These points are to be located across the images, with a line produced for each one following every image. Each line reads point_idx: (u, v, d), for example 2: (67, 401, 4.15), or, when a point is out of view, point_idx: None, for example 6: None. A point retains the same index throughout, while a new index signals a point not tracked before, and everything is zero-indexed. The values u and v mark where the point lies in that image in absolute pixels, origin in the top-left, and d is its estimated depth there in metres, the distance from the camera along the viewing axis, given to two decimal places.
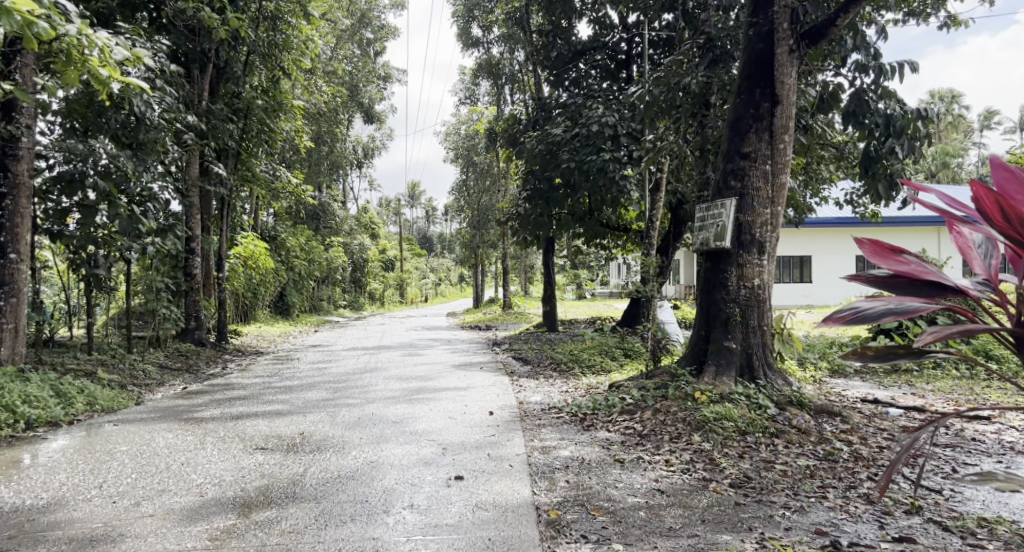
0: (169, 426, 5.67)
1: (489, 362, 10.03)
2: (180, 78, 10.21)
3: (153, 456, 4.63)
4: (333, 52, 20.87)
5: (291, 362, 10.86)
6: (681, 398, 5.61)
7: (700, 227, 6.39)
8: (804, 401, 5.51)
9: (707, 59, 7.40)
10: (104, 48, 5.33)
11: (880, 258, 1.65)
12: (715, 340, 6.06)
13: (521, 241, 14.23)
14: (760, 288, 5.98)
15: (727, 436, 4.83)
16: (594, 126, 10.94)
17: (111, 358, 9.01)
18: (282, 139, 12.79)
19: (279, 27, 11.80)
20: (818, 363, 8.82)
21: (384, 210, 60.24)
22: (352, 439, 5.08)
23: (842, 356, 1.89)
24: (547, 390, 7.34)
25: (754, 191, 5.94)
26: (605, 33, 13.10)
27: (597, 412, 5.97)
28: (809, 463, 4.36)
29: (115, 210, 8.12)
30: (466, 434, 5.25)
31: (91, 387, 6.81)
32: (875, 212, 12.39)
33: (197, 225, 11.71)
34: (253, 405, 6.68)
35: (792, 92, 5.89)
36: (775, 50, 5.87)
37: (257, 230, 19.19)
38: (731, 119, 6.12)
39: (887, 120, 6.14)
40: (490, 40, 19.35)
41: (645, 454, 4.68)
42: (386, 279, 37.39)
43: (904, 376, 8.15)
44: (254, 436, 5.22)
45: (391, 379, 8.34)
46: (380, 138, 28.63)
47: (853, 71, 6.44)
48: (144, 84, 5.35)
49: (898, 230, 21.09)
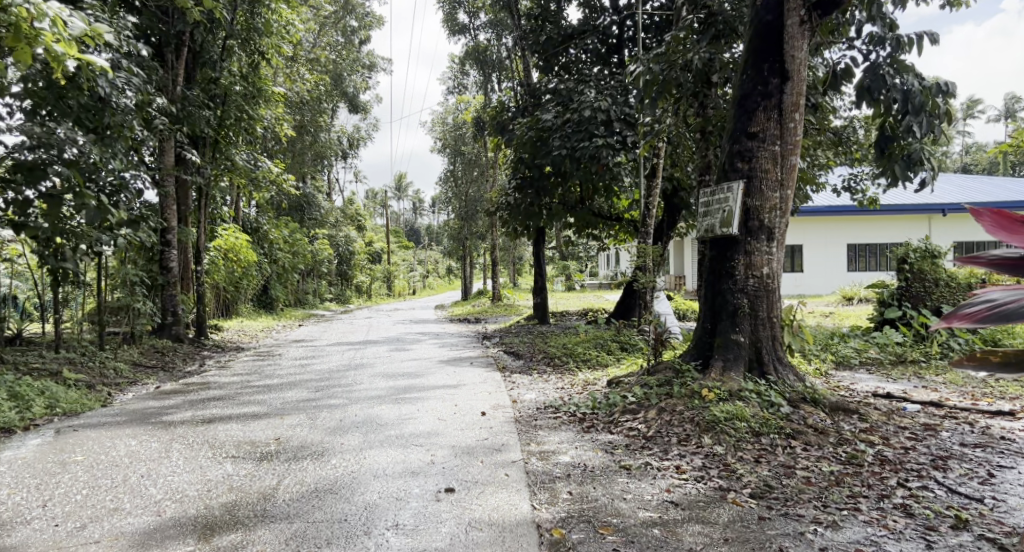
0: (134, 432, 5.19)
1: (480, 357, 9.61)
2: (151, 62, 9.68)
3: (110, 467, 4.16)
4: (316, 39, 20.25)
5: (274, 359, 10.43)
6: (687, 396, 5.23)
7: (704, 212, 5.96)
8: (819, 398, 5.16)
9: (708, 34, 6.99)
10: (59, 21, 4.81)
11: (1010, 234, 1.42)
12: (721, 334, 5.68)
13: (511, 231, 13.79)
14: (770, 277, 5.59)
15: (741, 438, 4.47)
16: (586, 110, 10.52)
17: (79, 356, 8.49)
18: (262, 127, 12.17)
19: (259, 11, 11.31)
20: (822, 355, 8.51)
21: (371, 201, 59.37)
22: (334, 445, 4.64)
23: (952, 363, 1.66)
24: (542, 387, 6.95)
25: (762, 173, 5.54)
26: (596, 16, 12.64)
27: (596, 411, 5.57)
28: (834, 468, 3.99)
29: (82, 201, 7.57)
30: (459, 437, 4.83)
31: (51, 389, 6.30)
32: (875, 199, 12.10)
33: (173, 216, 11.12)
34: (227, 406, 6.21)
35: (803, 67, 5.50)
36: (784, 22, 5.45)
37: (237, 222, 18.59)
38: (737, 96, 5.70)
39: (905, 96, 5.77)
40: (478, 26, 18.89)
41: (653, 460, 4.28)
42: (374, 271, 36.86)
43: (913, 369, 7.86)
44: (225, 443, 4.75)
45: (377, 376, 7.92)
46: (366, 128, 28.03)
47: (867, 44, 6.04)
48: (102, 61, 4.82)
49: (890, 218, 20.92)
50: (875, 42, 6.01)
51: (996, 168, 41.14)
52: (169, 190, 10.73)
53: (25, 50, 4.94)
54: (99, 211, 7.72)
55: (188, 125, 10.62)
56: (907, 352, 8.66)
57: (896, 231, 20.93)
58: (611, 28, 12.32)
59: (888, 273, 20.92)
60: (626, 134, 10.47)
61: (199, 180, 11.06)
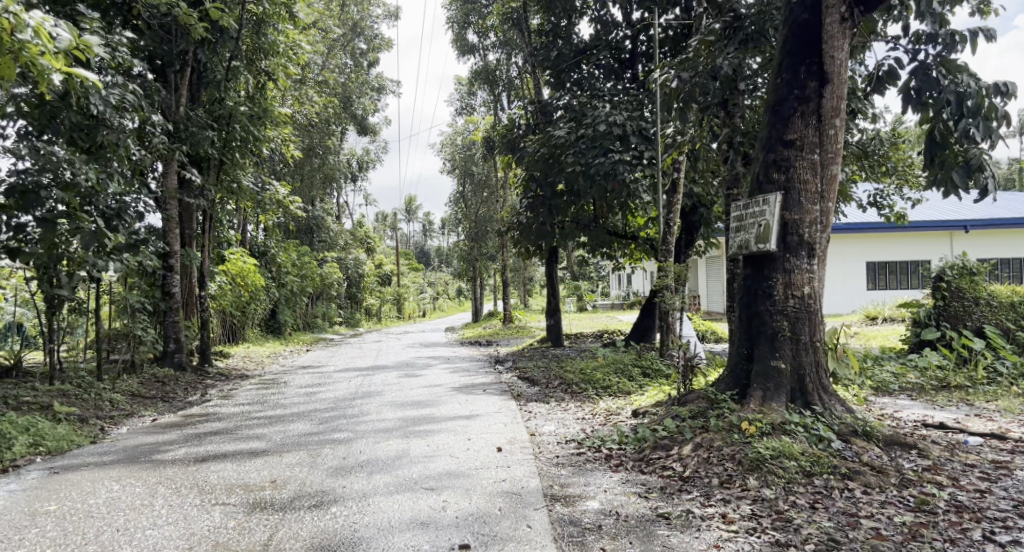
0: (118, 473, 4.70)
1: (493, 384, 9.08)
2: (154, 82, 9.43)
3: (84, 519, 3.69)
4: (324, 62, 20.14)
5: (279, 387, 9.97)
6: (725, 430, 4.70)
7: (737, 227, 5.48)
8: (871, 432, 4.67)
9: (735, 39, 6.60)
10: (42, 31, 4.25)
11: None
12: (759, 360, 5.17)
13: (523, 252, 13.36)
14: (811, 297, 5.10)
15: (791, 480, 4.00)
16: (601, 125, 10.14)
17: (75, 387, 8.03)
18: (269, 149, 11.88)
19: (264, 30, 11.07)
20: (859, 379, 7.94)
21: (380, 224, 59.33)
22: (339, 489, 4.17)
23: None
24: (561, 417, 6.46)
25: (801, 185, 5.09)
26: (608, 30, 12.26)
27: (625, 447, 5.09)
28: (905, 518, 3.50)
29: (77, 224, 7.04)
30: (475, 479, 4.35)
31: (37, 425, 5.84)
32: (903, 214, 11.62)
33: (176, 240, 10.71)
34: (226, 443, 5.73)
35: (844, 69, 5.08)
36: (823, 21, 5.03)
37: (245, 246, 18.35)
38: (771, 102, 5.27)
39: (959, 98, 5.40)
40: (487, 46, 18.71)
41: (694, 506, 3.80)
42: (384, 294, 36.43)
43: (958, 394, 7.35)
44: (215, 487, 4.26)
45: (386, 406, 7.45)
46: (376, 150, 27.88)
47: (912, 44, 5.66)
48: (90, 75, 4.28)
49: (912, 235, 20.36)
50: (923, 40, 5.61)
51: (1011, 183, 40.78)
52: (172, 213, 10.41)
53: (5, 65, 4.33)
54: (94, 234, 7.15)
55: (191, 145, 10.27)
56: (949, 375, 8.11)
57: (916, 248, 20.40)
58: (624, 42, 12.04)
59: (911, 291, 20.30)
60: (644, 149, 10.05)
61: (203, 202, 10.71)
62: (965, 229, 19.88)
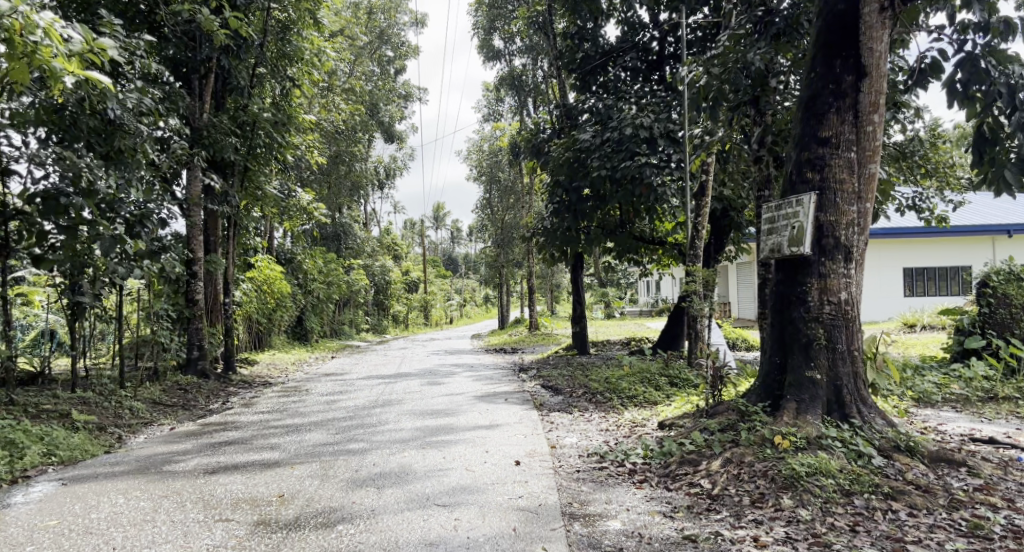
0: (125, 485, 4.60)
1: (516, 393, 8.86)
2: (179, 88, 9.43)
3: (82, 536, 3.58)
4: (352, 70, 20.21)
5: (301, 394, 9.88)
6: (757, 444, 4.41)
7: (768, 229, 5.20)
8: (915, 447, 4.34)
9: (767, 34, 6.32)
10: (53, 32, 4.10)
11: None
12: (792, 370, 4.88)
13: (548, 258, 13.12)
14: (848, 303, 4.80)
15: (829, 500, 3.71)
16: (627, 128, 9.88)
17: (95, 395, 8.00)
18: (294, 156, 11.83)
19: (288, 38, 11.05)
20: (899, 390, 7.54)
21: (408, 232, 59.53)
22: (348, 505, 4.00)
23: None
24: (584, 429, 6.21)
25: (837, 184, 4.79)
26: (636, 31, 12.00)
27: (650, 461, 4.82)
28: (958, 545, 3.21)
29: (97, 230, 7.13)
30: (490, 495, 4.14)
31: (52, 434, 5.77)
32: (943, 217, 11.13)
33: (199, 247, 10.70)
34: (239, 453, 5.61)
35: (883, 62, 4.78)
36: (861, 10, 4.75)
37: (271, 253, 18.43)
38: (804, 98, 4.99)
39: (1012, 90, 5.09)
40: (513, 51, 18.56)
41: (723, 528, 3.55)
42: (411, 301, 36.41)
43: (1007, 406, 6.92)
44: (221, 501, 4.13)
45: (405, 415, 7.27)
46: (403, 157, 27.93)
47: (957, 33, 5.33)
48: (105, 76, 4.07)
49: (952, 241, 19.64)
50: (970, 30, 5.31)
51: None
52: (196, 219, 10.43)
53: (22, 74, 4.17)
54: (113, 239, 7.27)
55: (214, 151, 10.28)
56: (997, 386, 7.67)
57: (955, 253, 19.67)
58: (652, 43, 11.80)
59: (952, 298, 19.54)
60: (671, 152, 9.77)
61: (227, 209, 10.72)
62: (1008, 234, 19.15)
